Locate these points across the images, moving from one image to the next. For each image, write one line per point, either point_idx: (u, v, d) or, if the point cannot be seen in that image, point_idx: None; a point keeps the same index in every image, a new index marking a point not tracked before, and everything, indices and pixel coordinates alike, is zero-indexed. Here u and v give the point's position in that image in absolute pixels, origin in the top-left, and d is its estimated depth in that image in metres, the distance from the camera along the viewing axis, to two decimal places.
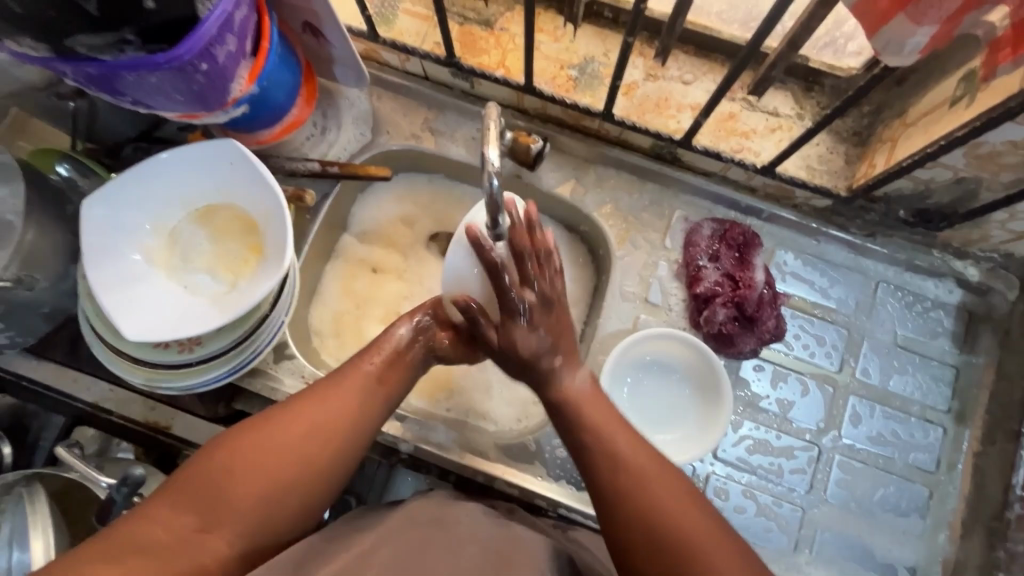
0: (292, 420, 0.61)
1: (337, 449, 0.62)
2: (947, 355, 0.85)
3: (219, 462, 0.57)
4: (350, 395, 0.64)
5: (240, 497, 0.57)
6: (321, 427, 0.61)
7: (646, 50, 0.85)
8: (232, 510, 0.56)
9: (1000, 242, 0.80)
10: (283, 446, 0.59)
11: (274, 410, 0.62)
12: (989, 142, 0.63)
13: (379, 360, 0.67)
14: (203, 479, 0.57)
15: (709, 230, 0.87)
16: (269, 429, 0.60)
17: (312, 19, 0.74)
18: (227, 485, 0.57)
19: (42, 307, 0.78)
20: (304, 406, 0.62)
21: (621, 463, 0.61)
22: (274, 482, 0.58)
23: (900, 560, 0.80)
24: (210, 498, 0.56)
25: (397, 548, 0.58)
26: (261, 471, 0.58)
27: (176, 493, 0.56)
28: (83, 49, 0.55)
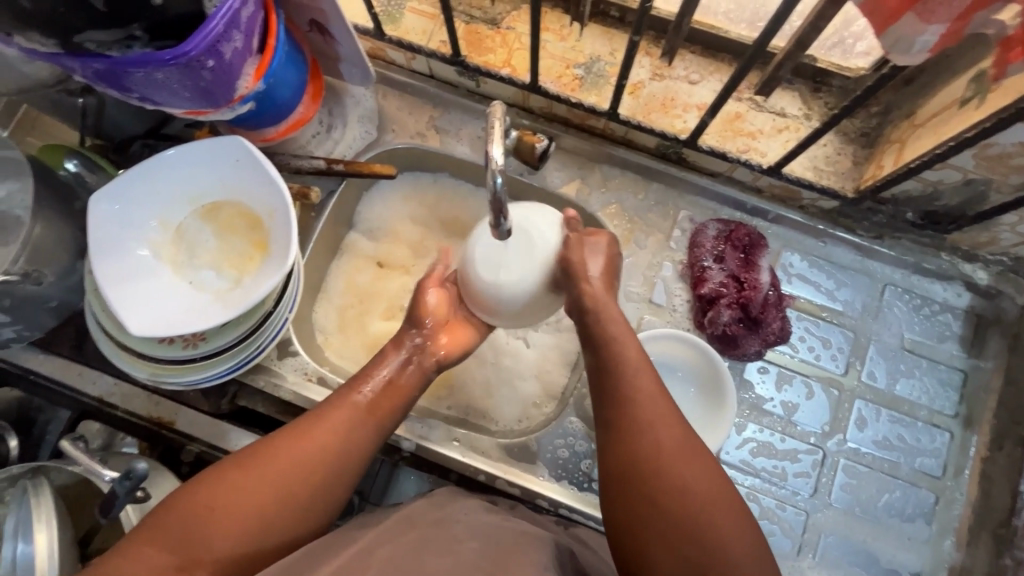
0: (273, 455, 0.61)
1: (322, 482, 0.62)
2: (955, 359, 0.84)
3: (202, 497, 0.58)
4: (330, 429, 0.64)
5: (218, 538, 0.56)
6: (302, 462, 0.62)
7: (653, 50, 0.85)
8: (211, 548, 0.56)
9: (1010, 245, 0.78)
10: (264, 481, 0.60)
11: (257, 445, 0.62)
12: (999, 144, 0.62)
13: (369, 390, 0.68)
14: (183, 518, 0.57)
15: (714, 230, 0.86)
16: (249, 467, 0.60)
17: (318, 17, 0.74)
18: (206, 522, 0.57)
19: (49, 301, 0.79)
20: (285, 441, 0.62)
21: (659, 441, 0.61)
22: (253, 519, 0.58)
23: (905, 565, 0.79)
24: (189, 536, 0.56)
25: (395, 549, 0.58)
26: (242, 508, 0.58)
27: (158, 530, 0.56)
28: (91, 45, 0.55)
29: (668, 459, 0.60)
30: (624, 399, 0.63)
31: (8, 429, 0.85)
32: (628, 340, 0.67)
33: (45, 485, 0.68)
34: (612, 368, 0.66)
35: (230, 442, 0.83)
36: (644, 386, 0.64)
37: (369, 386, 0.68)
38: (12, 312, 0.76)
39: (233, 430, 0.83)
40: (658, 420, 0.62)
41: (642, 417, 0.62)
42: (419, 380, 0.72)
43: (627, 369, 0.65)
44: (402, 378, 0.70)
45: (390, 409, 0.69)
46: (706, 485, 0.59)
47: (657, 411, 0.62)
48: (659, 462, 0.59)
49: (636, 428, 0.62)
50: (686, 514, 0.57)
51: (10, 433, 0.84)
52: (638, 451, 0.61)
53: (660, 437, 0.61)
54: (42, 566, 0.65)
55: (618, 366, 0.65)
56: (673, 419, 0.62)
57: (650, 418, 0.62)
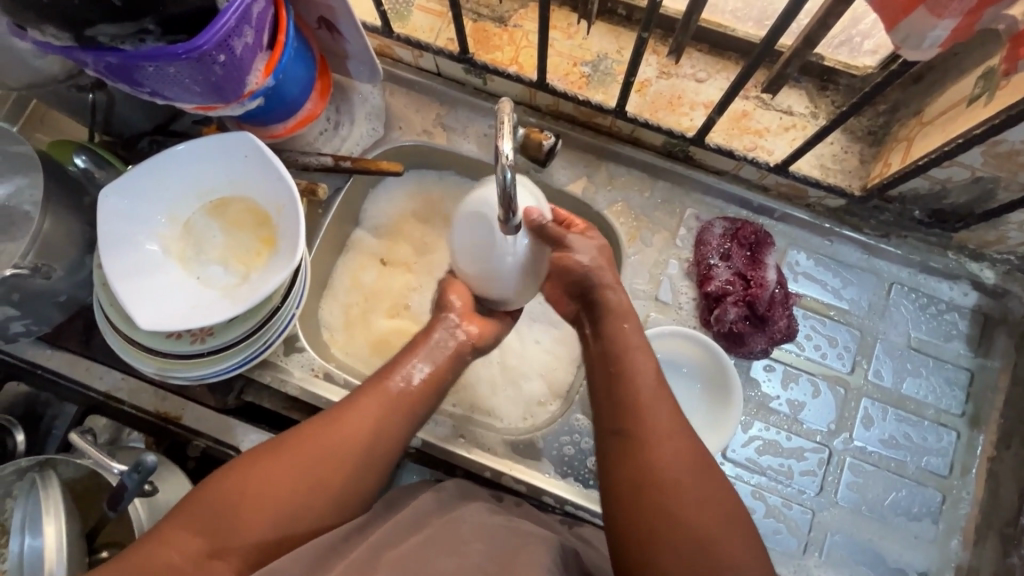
0: (302, 446, 0.61)
1: (351, 472, 0.62)
2: (961, 358, 0.84)
3: (231, 488, 0.58)
4: (360, 420, 0.64)
5: (249, 528, 0.57)
6: (332, 454, 0.61)
7: (660, 48, 0.85)
8: (242, 537, 0.56)
9: (1016, 244, 0.78)
10: (295, 471, 0.60)
11: (287, 436, 0.63)
12: (1008, 141, 0.62)
13: (400, 379, 0.68)
14: (212, 508, 0.57)
15: (720, 229, 0.86)
16: (280, 457, 0.60)
17: (327, 14, 0.75)
18: (237, 513, 0.57)
19: (59, 295, 0.79)
20: (315, 432, 0.62)
21: (668, 456, 0.59)
22: (284, 510, 0.58)
23: (911, 564, 0.79)
24: (220, 526, 0.56)
25: (404, 550, 0.58)
26: (272, 496, 0.58)
27: (189, 517, 0.57)
28: (104, 39, 0.55)
29: (676, 475, 0.58)
30: (635, 408, 0.62)
31: (15, 423, 0.84)
32: (636, 348, 0.65)
33: (54, 478, 0.69)
34: (621, 376, 0.64)
35: (236, 437, 0.83)
36: (656, 398, 0.62)
37: (401, 377, 0.68)
38: (22, 305, 0.76)
39: (239, 425, 0.83)
40: (667, 433, 0.60)
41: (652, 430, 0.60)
42: (449, 372, 0.72)
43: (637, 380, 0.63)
44: (431, 369, 0.70)
45: (420, 402, 0.68)
46: (713, 503, 0.57)
47: (668, 425, 0.61)
48: (666, 478, 0.58)
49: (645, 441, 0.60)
50: (691, 533, 0.55)
51: (17, 428, 0.83)
52: (649, 459, 0.59)
53: (671, 447, 0.59)
54: (52, 556, 0.65)
55: (631, 371, 0.64)
56: (683, 433, 0.61)
57: (660, 430, 0.60)
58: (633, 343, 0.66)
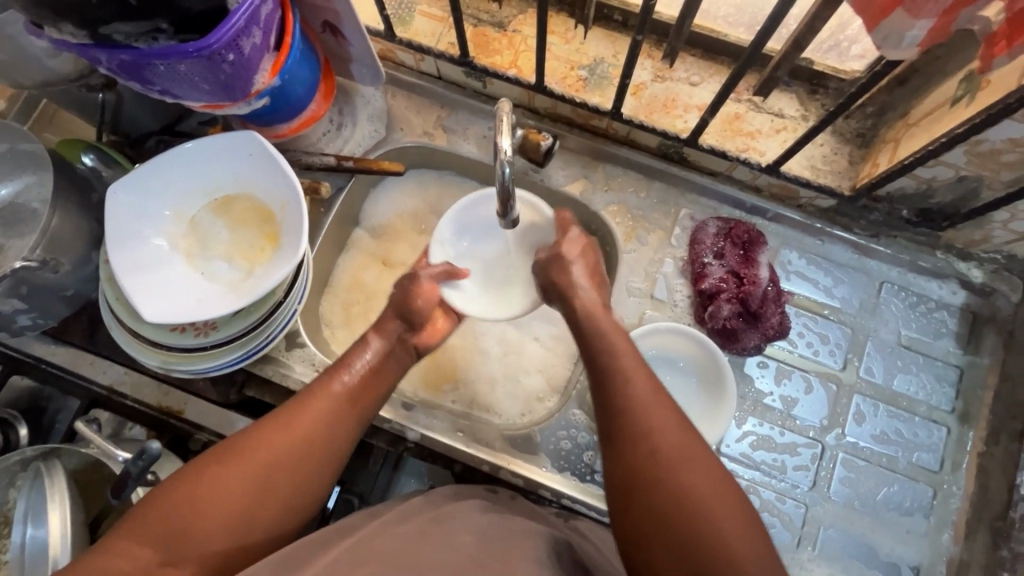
0: (255, 451, 0.58)
1: (305, 474, 0.60)
2: (951, 355, 0.86)
3: (185, 491, 0.55)
4: (310, 420, 0.62)
5: (204, 533, 0.54)
6: (286, 453, 0.59)
7: (655, 53, 0.87)
8: (196, 544, 0.53)
9: (1002, 243, 0.80)
10: (250, 472, 0.57)
11: (234, 440, 0.59)
12: (990, 140, 0.64)
13: (348, 379, 0.67)
14: (163, 514, 0.54)
15: (714, 228, 0.88)
16: (231, 461, 0.57)
17: (331, 18, 0.77)
18: (188, 520, 0.54)
19: (65, 289, 0.80)
20: (271, 431, 0.60)
21: (660, 449, 0.58)
22: (238, 514, 0.56)
23: (904, 559, 0.80)
24: (174, 532, 0.53)
25: (394, 540, 0.59)
26: (225, 503, 0.55)
27: (139, 527, 0.53)
28: (118, 37, 0.57)
29: (671, 464, 0.57)
30: (626, 408, 0.61)
31: (18, 417, 0.85)
32: (622, 351, 0.66)
33: (59, 469, 0.69)
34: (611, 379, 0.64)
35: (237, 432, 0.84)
36: (645, 394, 0.62)
37: (350, 377, 0.68)
38: (30, 299, 0.77)
39: (241, 420, 0.84)
40: (658, 426, 0.59)
41: (641, 425, 0.60)
42: (389, 372, 0.71)
43: (619, 378, 0.64)
44: (376, 370, 0.70)
45: (369, 400, 0.68)
46: (712, 489, 0.55)
47: (660, 419, 0.60)
48: (659, 471, 0.57)
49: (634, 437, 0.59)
50: (689, 524, 0.53)
51: (21, 421, 0.85)
52: (638, 453, 0.58)
53: (659, 441, 0.58)
54: (56, 544, 0.67)
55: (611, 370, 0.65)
56: (676, 425, 0.60)
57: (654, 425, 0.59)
58: (619, 340, 0.68)
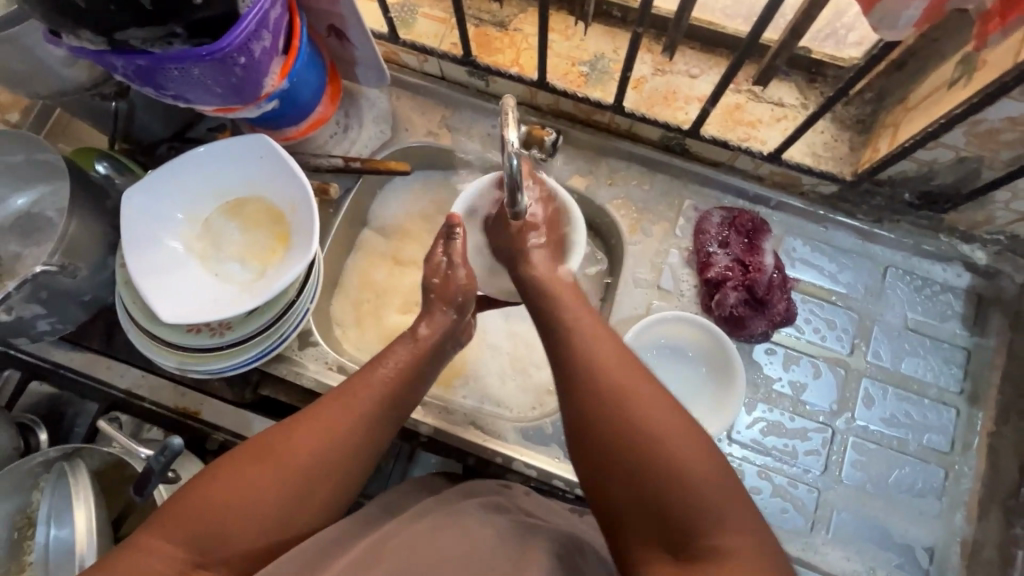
0: (291, 447, 0.59)
1: (342, 467, 0.61)
2: (958, 337, 0.86)
3: (219, 491, 0.55)
4: (349, 414, 0.62)
5: (235, 528, 0.55)
6: (316, 452, 0.59)
7: (654, 47, 0.88)
8: (232, 543, 0.54)
9: (1005, 223, 0.81)
10: (283, 471, 0.58)
11: (270, 437, 0.60)
12: (989, 119, 0.65)
13: (388, 372, 0.67)
14: (196, 513, 0.54)
15: (718, 218, 0.89)
16: (265, 458, 0.58)
17: (337, 23, 0.79)
18: (223, 518, 0.55)
19: (83, 294, 0.82)
20: (303, 428, 0.60)
21: (641, 436, 0.53)
22: (273, 513, 0.56)
23: (918, 541, 0.80)
24: (208, 532, 0.54)
25: (409, 537, 0.60)
26: (257, 498, 0.56)
27: (174, 520, 0.54)
28: (135, 43, 0.59)
29: (670, 477, 0.51)
30: (608, 408, 0.56)
31: (38, 422, 0.86)
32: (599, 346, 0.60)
33: (83, 469, 0.71)
34: (585, 376, 0.58)
35: (253, 430, 0.85)
36: (638, 392, 0.56)
37: (390, 369, 0.68)
38: (48, 304, 0.79)
39: (257, 419, 0.86)
40: (648, 428, 0.54)
41: (622, 427, 0.54)
42: (428, 362, 0.71)
43: (597, 376, 0.58)
44: (414, 361, 0.69)
45: (406, 393, 0.68)
46: (703, 467, 0.52)
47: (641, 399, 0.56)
48: (640, 475, 0.53)
49: (613, 438, 0.55)
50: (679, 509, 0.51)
51: (41, 426, 0.86)
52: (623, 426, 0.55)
53: (636, 419, 0.54)
54: (82, 541, 0.68)
55: (584, 364, 0.59)
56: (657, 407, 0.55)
57: (642, 426, 0.54)
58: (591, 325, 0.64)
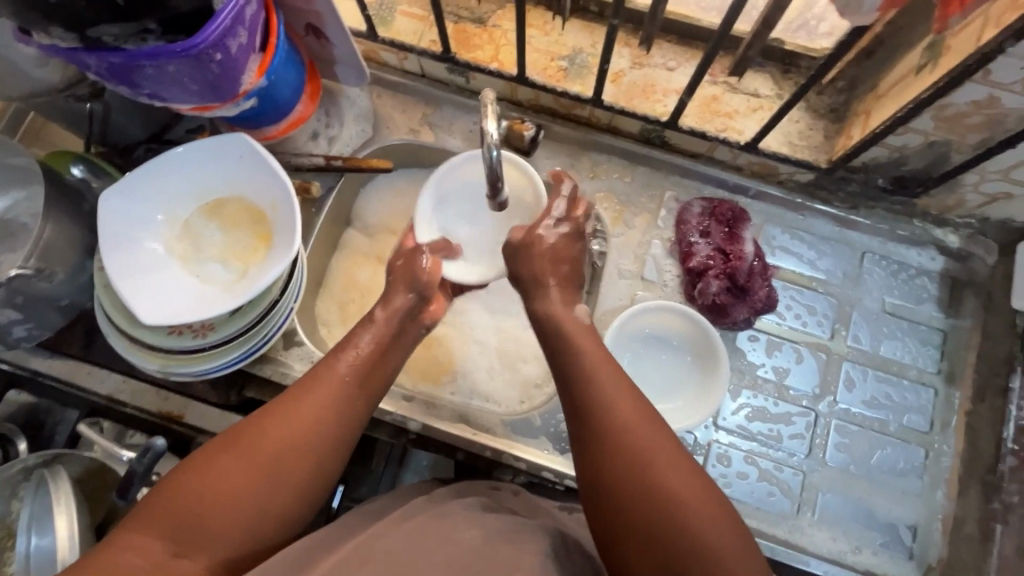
0: (266, 437, 0.58)
1: (320, 456, 0.60)
2: (934, 319, 0.88)
3: (193, 481, 0.54)
4: (320, 399, 0.63)
5: (217, 522, 0.53)
6: (286, 442, 0.59)
7: (631, 40, 0.89)
8: (209, 536, 0.53)
9: (975, 206, 0.83)
10: (262, 460, 0.57)
11: (244, 429, 0.59)
12: (955, 103, 0.67)
13: (356, 358, 0.68)
14: (172, 505, 0.53)
15: (699, 208, 0.90)
16: (243, 450, 0.57)
17: (314, 21, 0.79)
18: (204, 512, 0.53)
19: (60, 299, 0.81)
20: (278, 416, 0.60)
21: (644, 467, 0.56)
22: (249, 503, 0.55)
23: (901, 519, 0.82)
24: (185, 524, 0.52)
25: (399, 536, 0.59)
26: (239, 489, 0.55)
27: (150, 515, 0.52)
28: (108, 40, 0.58)
29: (670, 510, 0.53)
30: (618, 446, 0.57)
31: (17, 432, 0.85)
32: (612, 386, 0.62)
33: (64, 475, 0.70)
34: (596, 411, 0.60)
35: None
36: (638, 426, 0.59)
37: (351, 358, 0.68)
38: (25, 309, 0.78)
39: None
40: (651, 459, 0.56)
41: (627, 457, 0.56)
42: (397, 343, 0.72)
43: (603, 408, 0.60)
44: (381, 344, 0.70)
45: (376, 377, 0.69)
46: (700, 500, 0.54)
47: (642, 431, 0.58)
48: (642, 511, 0.54)
49: (619, 467, 0.57)
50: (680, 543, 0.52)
51: (20, 436, 0.85)
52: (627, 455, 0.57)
53: (638, 450, 0.57)
54: (64, 548, 0.67)
55: (591, 394, 0.61)
56: (659, 440, 0.58)
57: (647, 463, 0.56)
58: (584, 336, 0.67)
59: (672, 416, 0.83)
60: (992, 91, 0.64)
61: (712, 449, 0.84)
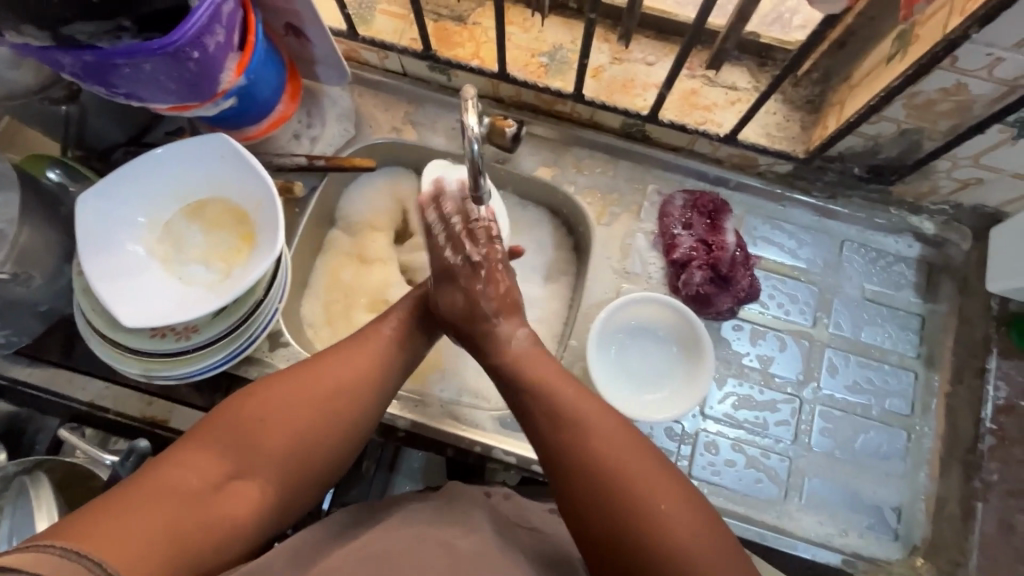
0: (307, 386, 0.65)
1: (356, 408, 0.66)
2: (912, 305, 0.90)
3: (250, 413, 0.62)
4: (360, 356, 0.69)
5: (267, 448, 0.61)
6: (327, 396, 0.65)
7: (610, 36, 0.90)
8: (261, 463, 0.61)
9: (948, 193, 0.85)
10: (304, 403, 0.64)
11: (290, 372, 0.66)
12: (925, 91, 0.69)
13: (394, 325, 0.73)
14: (232, 430, 0.61)
15: (681, 201, 0.91)
16: (289, 387, 0.64)
17: (294, 20, 0.79)
18: (257, 438, 0.61)
19: (39, 304, 0.80)
20: (320, 366, 0.67)
21: (615, 480, 0.57)
22: (295, 440, 0.62)
23: (885, 501, 0.83)
24: (242, 449, 0.61)
25: (393, 543, 0.60)
26: (285, 425, 0.62)
27: (207, 438, 0.61)
28: (82, 37, 0.58)
29: (644, 517, 0.56)
30: (590, 459, 0.59)
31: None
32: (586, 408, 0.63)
33: (45, 482, 0.68)
34: (574, 431, 0.61)
35: None
36: (610, 438, 0.60)
37: (393, 322, 0.73)
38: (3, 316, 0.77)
39: None
40: (622, 474, 0.58)
41: (599, 472, 0.58)
42: (431, 317, 0.76)
43: (575, 421, 0.62)
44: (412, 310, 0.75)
45: (411, 343, 0.74)
46: (676, 507, 0.56)
47: (613, 445, 0.60)
48: (618, 519, 0.56)
49: (592, 480, 0.58)
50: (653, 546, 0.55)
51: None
52: (600, 467, 0.59)
53: (611, 460, 0.59)
54: None
55: (560, 415, 0.63)
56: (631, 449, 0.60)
57: (626, 481, 0.57)
58: (535, 362, 0.68)
59: (658, 406, 0.84)
60: (960, 78, 0.66)
61: (700, 438, 0.85)
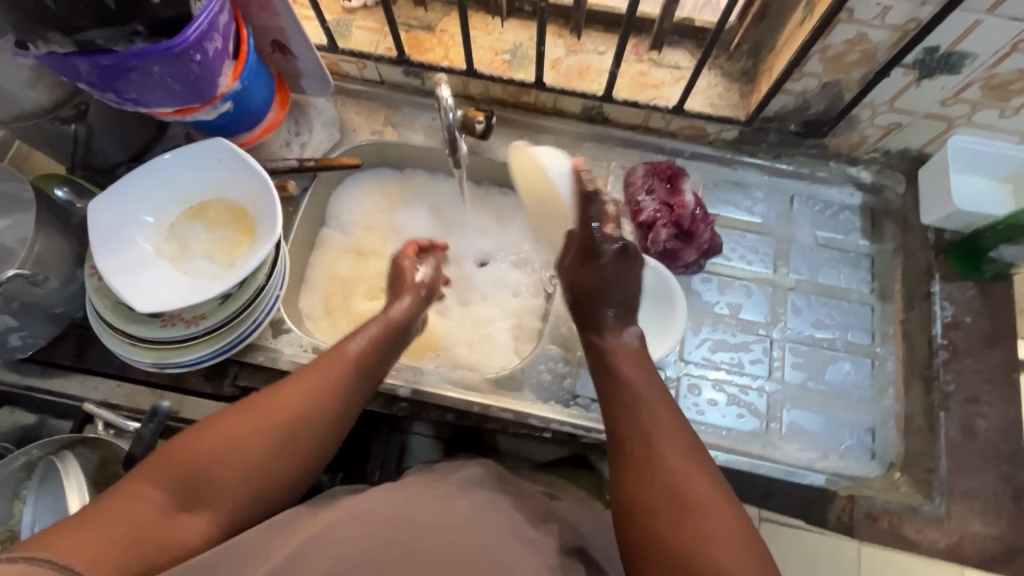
0: (271, 412, 0.64)
1: (315, 431, 0.66)
2: (861, 246, 0.98)
3: (209, 442, 0.60)
4: (318, 378, 0.69)
5: (224, 482, 0.59)
6: (288, 422, 0.64)
7: (564, 32, 1.01)
8: (217, 489, 0.59)
9: (876, 140, 0.95)
10: (264, 431, 0.63)
11: (256, 399, 0.66)
12: (833, 44, 0.80)
13: (359, 346, 0.75)
14: (186, 462, 0.59)
15: (643, 170, 1.00)
16: (250, 415, 0.63)
17: (279, 37, 0.88)
18: (210, 471, 0.59)
19: (54, 307, 0.85)
20: (283, 390, 0.67)
21: (671, 490, 0.59)
22: (252, 468, 0.61)
23: (859, 424, 0.89)
24: (194, 478, 0.58)
25: (388, 497, 0.61)
26: (240, 456, 0.60)
27: (159, 470, 0.58)
28: (100, 41, 0.67)
29: (693, 531, 0.56)
30: (648, 461, 0.61)
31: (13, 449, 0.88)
32: (644, 403, 0.67)
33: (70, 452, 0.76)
34: (642, 435, 0.64)
35: None
36: (671, 451, 0.62)
37: (357, 344, 0.75)
38: (20, 317, 0.82)
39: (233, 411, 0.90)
40: (672, 484, 0.59)
41: (656, 478, 0.60)
42: (391, 336, 0.79)
43: (642, 428, 0.65)
44: (374, 334, 0.77)
45: (374, 365, 0.75)
46: (722, 526, 0.56)
47: (672, 456, 0.61)
48: (670, 526, 0.57)
49: (647, 483, 0.60)
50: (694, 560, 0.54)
51: None
52: (659, 476, 0.60)
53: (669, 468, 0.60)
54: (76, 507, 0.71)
55: (631, 418, 0.66)
56: (690, 461, 0.61)
57: (676, 490, 0.58)
58: (626, 361, 0.74)
59: None
60: (860, 29, 0.77)
61: (682, 381, 0.91)
